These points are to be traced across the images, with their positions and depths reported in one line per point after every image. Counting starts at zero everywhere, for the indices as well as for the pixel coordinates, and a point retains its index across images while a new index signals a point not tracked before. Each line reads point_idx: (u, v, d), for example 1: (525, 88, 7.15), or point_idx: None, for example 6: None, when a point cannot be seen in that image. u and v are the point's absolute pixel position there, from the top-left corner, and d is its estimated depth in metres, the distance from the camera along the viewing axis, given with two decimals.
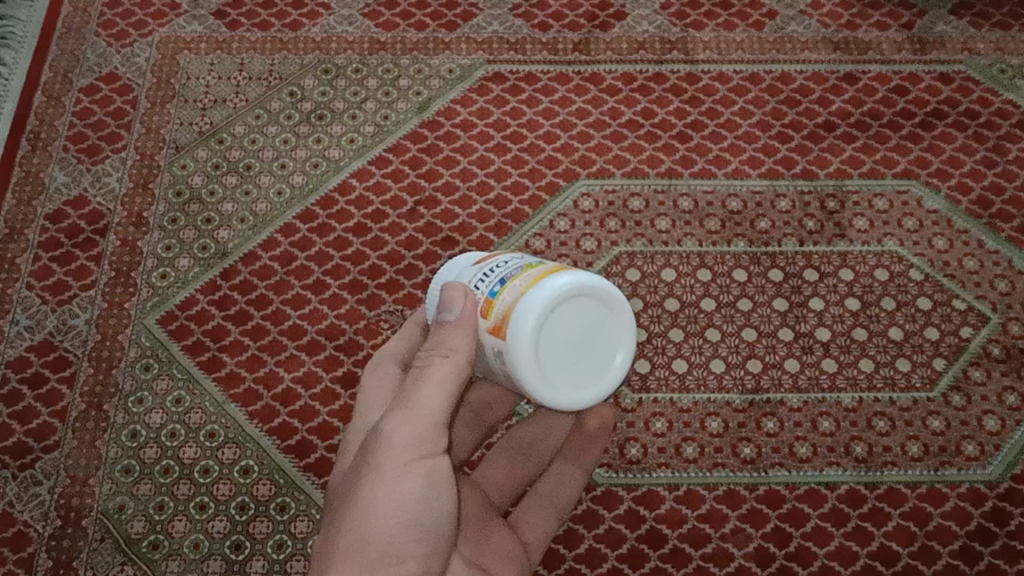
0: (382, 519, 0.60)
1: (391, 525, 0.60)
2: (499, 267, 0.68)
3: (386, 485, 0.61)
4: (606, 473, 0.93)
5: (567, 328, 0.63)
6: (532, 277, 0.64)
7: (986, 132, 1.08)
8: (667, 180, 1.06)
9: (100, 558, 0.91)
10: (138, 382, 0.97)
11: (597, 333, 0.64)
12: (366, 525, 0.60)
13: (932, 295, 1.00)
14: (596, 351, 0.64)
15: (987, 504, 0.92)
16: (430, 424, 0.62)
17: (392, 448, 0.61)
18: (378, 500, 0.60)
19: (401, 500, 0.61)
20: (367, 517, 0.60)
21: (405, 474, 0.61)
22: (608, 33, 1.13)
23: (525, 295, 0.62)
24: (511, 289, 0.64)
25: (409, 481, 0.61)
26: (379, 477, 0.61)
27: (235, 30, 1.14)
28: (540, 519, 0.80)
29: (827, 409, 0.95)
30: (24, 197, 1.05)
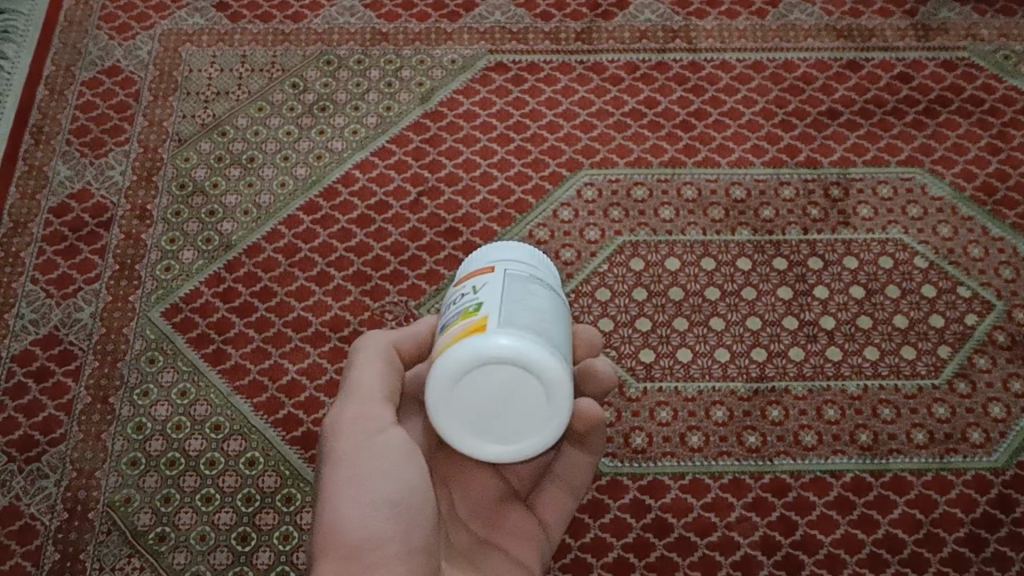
0: (346, 503, 0.62)
1: (357, 506, 0.62)
2: (456, 298, 0.66)
3: (343, 468, 0.64)
4: (612, 462, 0.93)
5: (485, 391, 0.60)
6: (457, 334, 0.61)
7: (991, 119, 1.08)
8: (670, 169, 1.06)
9: (108, 550, 0.90)
10: (143, 374, 0.97)
11: (516, 397, 0.61)
12: (333, 513, 0.62)
13: (937, 282, 1.00)
14: (519, 411, 0.61)
15: (993, 492, 0.92)
16: (366, 401, 0.67)
17: (340, 434, 0.66)
18: (340, 485, 0.63)
19: (362, 479, 0.63)
20: (334, 506, 0.62)
21: (359, 454, 0.64)
22: (610, 22, 1.14)
23: (442, 356, 0.61)
24: (446, 337, 0.62)
25: (364, 459, 0.64)
26: (336, 464, 0.64)
27: (237, 22, 1.15)
28: (557, 501, 0.78)
29: (832, 397, 0.95)
30: (28, 191, 1.05)
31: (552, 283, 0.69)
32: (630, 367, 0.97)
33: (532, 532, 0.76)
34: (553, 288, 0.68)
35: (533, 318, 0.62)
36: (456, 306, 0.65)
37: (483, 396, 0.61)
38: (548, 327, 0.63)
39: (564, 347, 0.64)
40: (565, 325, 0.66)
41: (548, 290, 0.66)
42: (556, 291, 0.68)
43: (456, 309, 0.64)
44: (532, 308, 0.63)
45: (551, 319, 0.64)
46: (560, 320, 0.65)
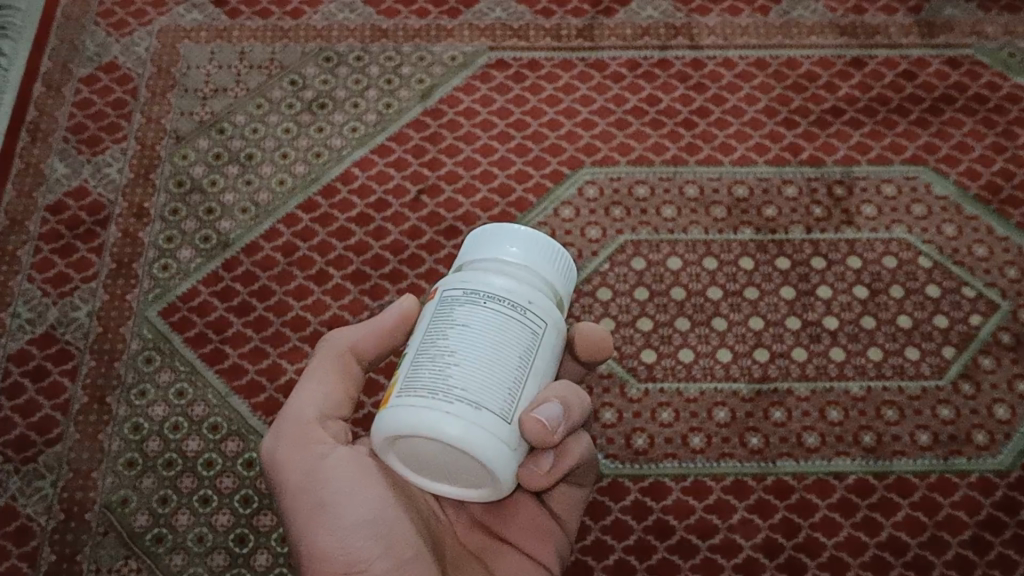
0: (318, 535, 0.60)
1: (328, 535, 0.60)
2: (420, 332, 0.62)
3: (301, 505, 0.62)
4: (611, 464, 0.92)
5: (424, 458, 0.57)
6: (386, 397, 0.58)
7: (996, 117, 1.07)
8: (672, 167, 1.05)
9: (104, 551, 0.89)
10: (140, 374, 0.96)
11: (451, 460, 0.56)
12: (307, 550, 0.60)
13: (941, 282, 0.99)
14: (463, 468, 0.56)
15: (997, 494, 0.91)
16: (298, 433, 0.63)
17: (285, 470, 0.63)
18: (305, 519, 0.61)
19: (327, 507, 0.61)
20: (307, 541, 0.61)
21: (313, 482, 0.62)
22: (612, 18, 1.13)
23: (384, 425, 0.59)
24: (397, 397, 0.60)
25: (320, 485, 0.61)
26: (293, 499, 0.62)
27: (235, 19, 1.14)
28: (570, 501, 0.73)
29: (836, 398, 0.94)
30: (25, 189, 1.04)
31: (509, 282, 0.58)
32: (631, 367, 0.96)
33: (548, 527, 0.71)
34: (504, 290, 0.57)
35: (436, 368, 0.55)
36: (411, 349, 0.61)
37: (423, 462, 0.57)
38: (456, 369, 0.54)
39: (490, 380, 0.54)
40: (503, 342, 0.55)
41: (477, 308, 0.56)
42: (501, 296, 0.57)
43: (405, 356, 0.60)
44: (445, 351, 0.55)
45: (467, 353, 0.54)
46: (490, 344, 0.55)
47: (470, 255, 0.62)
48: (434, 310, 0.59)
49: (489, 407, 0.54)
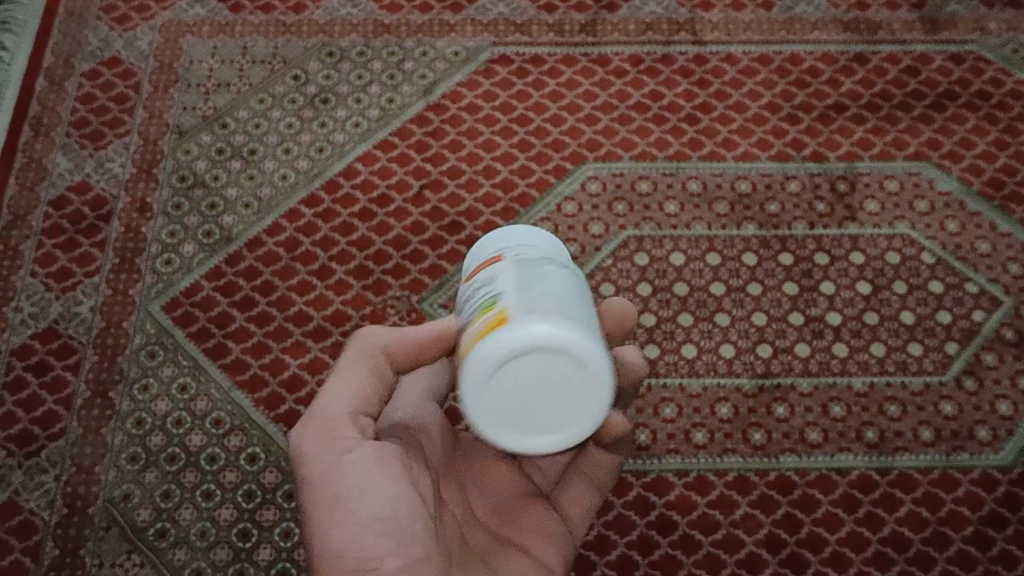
0: (332, 527, 0.59)
1: (344, 530, 0.59)
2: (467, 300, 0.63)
3: (319, 500, 0.61)
4: (634, 461, 0.92)
5: (511, 393, 0.57)
6: (474, 336, 0.58)
7: (999, 113, 1.07)
8: (675, 163, 1.05)
9: (107, 546, 0.90)
10: (143, 369, 0.96)
11: (545, 390, 0.57)
12: (320, 541, 0.60)
13: (944, 278, 0.99)
14: (554, 400, 0.58)
15: (999, 490, 0.91)
16: (326, 425, 0.63)
17: (308, 463, 0.62)
18: (321, 513, 0.60)
19: (344, 503, 0.60)
20: (320, 532, 0.60)
21: (333, 476, 0.61)
22: (615, 14, 1.13)
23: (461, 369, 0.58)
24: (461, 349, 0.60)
25: (342, 479, 0.61)
26: (313, 489, 0.61)
27: (238, 14, 1.14)
28: (583, 501, 0.76)
29: (838, 394, 0.94)
30: (28, 184, 1.04)
31: (563, 262, 0.64)
32: None
33: (555, 529, 0.73)
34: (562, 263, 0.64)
35: (546, 298, 0.58)
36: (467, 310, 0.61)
37: (506, 397, 0.57)
38: (563, 300, 0.58)
39: (589, 319, 0.59)
40: (586, 298, 0.61)
41: (558, 269, 0.61)
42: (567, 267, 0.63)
43: (471, 310, 0.61)
44: (548, 289, 0.59)
45: (567, 294, 0.59)
46: (574, 289, 0.60)
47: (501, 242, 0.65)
48: (499, 270, 0.62)
49: (594, 336, 0.58)
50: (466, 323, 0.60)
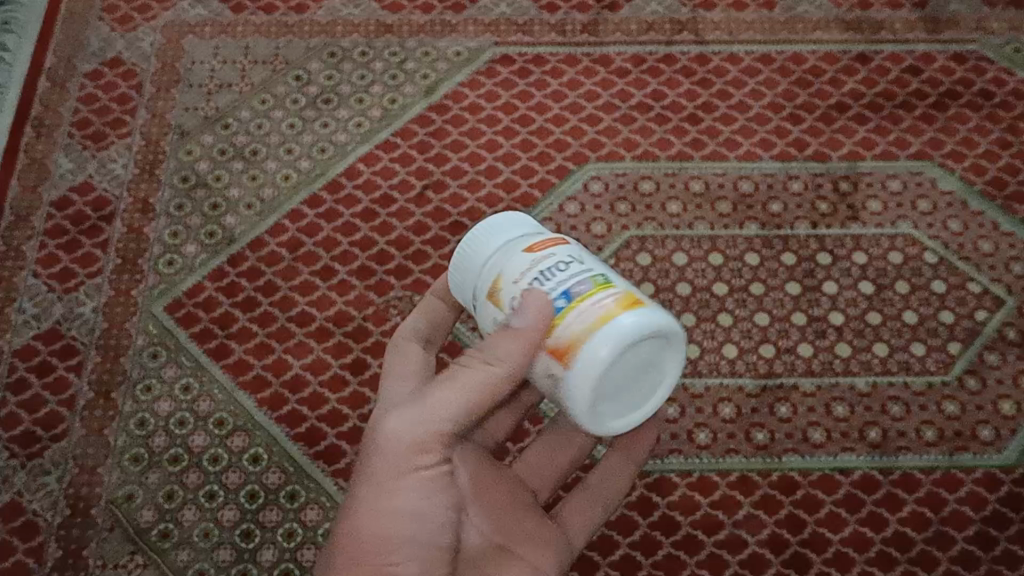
0: (370, 526, 0.63)
1: (380, 540, 0.63)
2: (544, 267, 0.64)
3: (379, 483, 0.64)
4: (656, 461, 0.92)
5: (623, 367, 0.62)
6: (605, 307, 0.60)
7: (1001, 113, 1.07)
8: (677, 163, 1.05)
9: (110, 547, 0.90)
10: (146, 369, 0.96)
11: (644, 373, 0.64)
12: (355, 529, 0.64)
13: (947, 278, 0.99)
14: (648, 379, 0.65)
15: (1003, 490, 0.91)
16: (424, 423, 0.64)
17: (386, 447, 0.65)
18: (375, 491, 0.64)
19: (396, 496, 0.64)
20: (360, 520, 0.64)
21: (400, 469, 0.64)
22: (617, 13, 1.13)
23: (595, 335, 0.59)
24: (574, 316, 0.61)
25: (397, 493, 0.64)
26: (372, 481, 0.65)
27: (239, 14, 1.14)
28: (588, 514, 0.79)
29: (841, 394, 0.94)
30: (30, 185, 1.04)
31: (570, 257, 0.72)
32: None
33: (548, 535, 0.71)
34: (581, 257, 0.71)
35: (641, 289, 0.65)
36: (561, 278, 0.63)
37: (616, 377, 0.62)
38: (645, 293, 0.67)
39: None
40: None
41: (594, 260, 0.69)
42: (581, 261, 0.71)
43: (574, 281, 0.62)
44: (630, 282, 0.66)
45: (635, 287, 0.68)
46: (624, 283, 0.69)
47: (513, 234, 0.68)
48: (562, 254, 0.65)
49: None
50: (574, 291, 0.62)
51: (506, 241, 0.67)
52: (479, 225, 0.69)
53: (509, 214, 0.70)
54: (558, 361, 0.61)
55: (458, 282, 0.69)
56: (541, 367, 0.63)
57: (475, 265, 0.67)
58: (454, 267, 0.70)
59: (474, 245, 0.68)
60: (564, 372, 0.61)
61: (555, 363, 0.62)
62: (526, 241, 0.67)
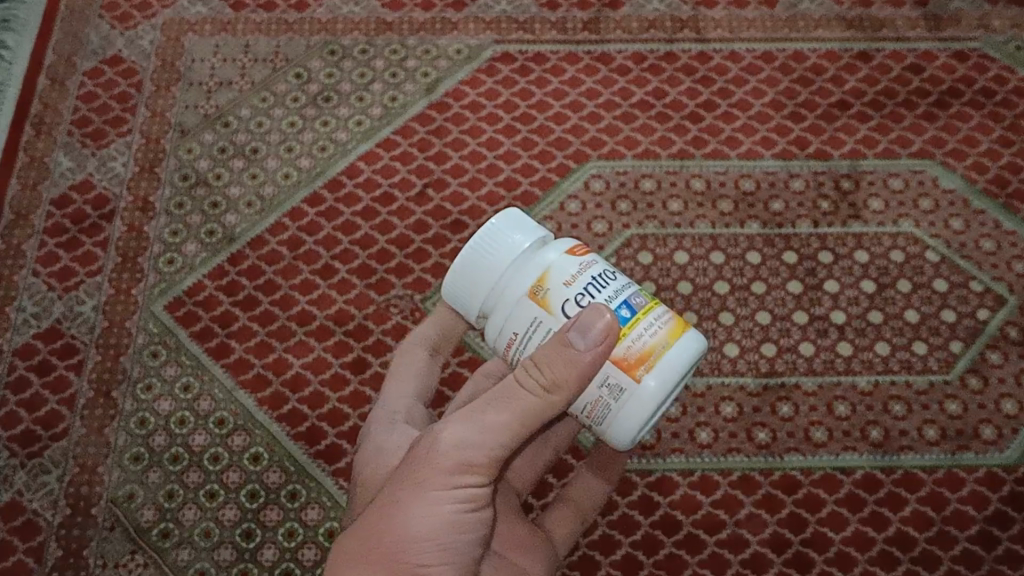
0: (407, 527, 0.60)
1: (414, 544, 0.59)
2: (590, 275, 0.68)
3: (424, 480, 0.60)
4: (639, 460, 0.92)
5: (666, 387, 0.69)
6: (667, 323, 0.67)
7: (1003, 111, 1.06)
8: (678, 161, 1.04)
9: (111, 546, 0.90)
10: (146, 369, 0.96)
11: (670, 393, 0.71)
12: (390, 527, 0.60)
13: (948, 276, 0.99)
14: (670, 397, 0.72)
15: (1005, 489, 0.91)
16: (485, 432, 0.61)
17: (442, 447, 0.61)
18: (414, 485, 0.61)
19: (435, 500, 0.60)
20: (398, 519, 0.60)
21: (448, 475, 0.60)
22: (618, 11, 1.12)
23: (665, 350, 0.66)
24: (643, 329, 0.66)
25: (442, 504, 0.60)
26: (418, 483, 0.61)
27: (239, 11, 1.13)
28: (567, 524, 0.85)
29: (843, 393, 0.94)
30: (29, 183, 1.04)
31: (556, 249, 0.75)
32: None
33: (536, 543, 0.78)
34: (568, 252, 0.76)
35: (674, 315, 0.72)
36: (614, 288, 0.67)
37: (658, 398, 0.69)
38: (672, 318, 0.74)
39: None
40: None
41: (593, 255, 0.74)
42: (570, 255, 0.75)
43: (628, 294, 0.68)
44: None
45: None
46: None
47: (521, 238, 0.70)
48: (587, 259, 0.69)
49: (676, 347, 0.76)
50: (635, 305, 0.67)
51: (531, 243, 0.70)
52: (496, 223, 0.71)
53: (506, 217, 0.71)
54: (625, 374, 0.66)
55: (476, 277, 0.70)
56: (597, 377, 0.67)
57: (496, 271, 0.69)
58: (465, 278, 0.70)
59: (496, 245, 0.70)
60: (630, 385, 0.66)
61: (620, 375, 0.66)
62: (549, 244, 0.71)
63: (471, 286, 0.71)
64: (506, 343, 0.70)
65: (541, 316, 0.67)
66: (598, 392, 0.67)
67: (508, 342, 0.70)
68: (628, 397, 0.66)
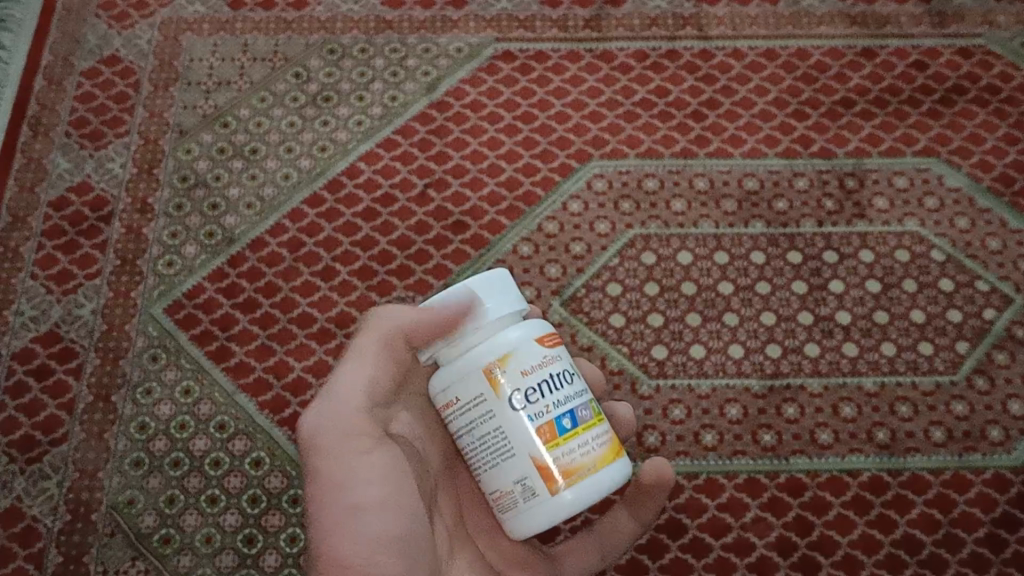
0: (344, 536, 0.62)
1: (350, 536, 0.62)
2: (550, 372, 0.67)
3: (326, 482, 0.64)
4: None
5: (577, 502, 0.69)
6: (603, 445, 0.67)
7: (1008, 108, 1.05)
8: (682, 160, 1.03)
9: (111, 553, 0.89)
10: (146, 372, 0.95)
11: None
12: (331, 550, 0.61)
13: (955, 276, 0.98)
14: None
15: (1012, 490, 0.90)
16: (348, 412, 0.66)
17: (321, 444, 0.65)
18: (322, 492, 0.64)
19: (349, 493, 0.63)
20: (331, 541, 0.61)
21: (342, 462, 0.64)
22: (619, 9, 1.11)
23: (590, 472, 0.66)
24: (577, 444, 0.66)
25: (355, 487, 0.63)
26: (322, 483, 0.64)
27: (238, 10, 1.12)
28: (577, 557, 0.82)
29: (849, 394, 0.93)
30: (27, 185, 1.03)
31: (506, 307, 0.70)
32: (643, 364, 0.95)
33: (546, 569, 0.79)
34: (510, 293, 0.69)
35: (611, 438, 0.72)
36: (568, 393, 0.67)
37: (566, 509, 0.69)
38: None
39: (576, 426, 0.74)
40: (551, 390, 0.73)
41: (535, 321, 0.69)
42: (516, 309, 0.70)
43: (577, 405, 0.67)
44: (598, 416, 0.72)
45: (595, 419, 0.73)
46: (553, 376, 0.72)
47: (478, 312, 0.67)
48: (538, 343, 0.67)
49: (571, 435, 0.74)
50: (579, 416, 0.66)
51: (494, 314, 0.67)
52: (490, 282, 0.68)
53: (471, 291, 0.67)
54: (544, 481, 0.65)
55: (451, 322, 0.67)
56: (515, 472, 0.66)
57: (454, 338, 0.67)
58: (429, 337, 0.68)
59: (484, 300, 0.67)
60: (545, 493, 0.65)
61: (538, 481, 0.65)
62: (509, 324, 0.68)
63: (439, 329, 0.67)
64: (448, 402, 0.68)
65: (488, 397, 0.65)
66: (511, 484, 0.66)
67: (448, 402, 0.68)
68: (538, 502, 0.65)
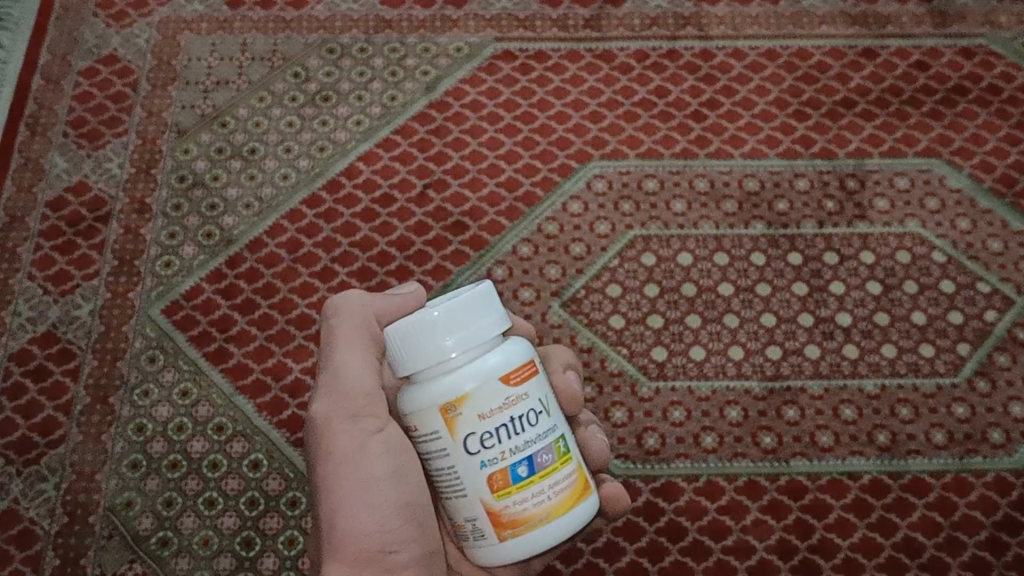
0: (363, 510, 0.62)
1: (372, 520, 0.62)
2: (513, 413, 0.57)
3: (345, 466, 0.63)
4: (623, 464, 0.92)
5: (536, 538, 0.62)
6: (562, 493, 0.58)
7: (1010, 109, 1.05)
8: (682, 161, 1.03)
9: (109, 555, 0.89)
10: (144, 373, 0.95)
11: None
12: (352, 524, 0.61)
13: (956, 277, 0.97)
14: None
15: (1014, 493, 0.89)
16: (362, 394, 0.64)
17: (337, 430, 0.64)
18: (340, 477, 0.62)
19: (366, 479, 0.62)
20: (352, 528, 0.61)
21: (361, 447, 0.63)
22: (620, 8, 1.10)
23: (542, 523, 0.58)
24: (532, 493, 0.57)
25: (373, 460, 0.63)
26: (340, 467, 0.63)
27: (237, 9, 1.11)
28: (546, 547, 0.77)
29: (850, 396, 0.93)
30: (25, 185, 1.03)
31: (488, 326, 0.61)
32: (642, 366, 0.94)
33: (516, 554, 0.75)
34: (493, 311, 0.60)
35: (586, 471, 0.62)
36: (529, 436, 0.58)
37: None
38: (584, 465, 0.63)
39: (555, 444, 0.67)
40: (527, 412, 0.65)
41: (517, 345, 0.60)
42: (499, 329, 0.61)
43: (538, 448, 0.58)
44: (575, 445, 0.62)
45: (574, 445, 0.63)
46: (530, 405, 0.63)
47: (455, 332, 0.58)
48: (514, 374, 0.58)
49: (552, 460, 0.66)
50: (537, 462, 0.58)
51: (472, 335, 0.58)
52: (470, 299, 0.59)
53: (450, 307, 0.58)
54: (492, 525, 0.58)
55: (427, 343, 0.58)
56: (463, 511, 0.59)
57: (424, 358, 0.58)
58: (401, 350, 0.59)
59: (467, 323, 0.58)
60: (492, 538, 0.58)
61: (485, 525, 0.58)
62: (484, 348, 0.59)
63: (415, 349, 0.58)
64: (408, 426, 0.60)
65: (443, 436, 0.57)
66: (460, 519, 0.59)
67: (407, 425, 0.60)
68: (485, 545, 0.59)
